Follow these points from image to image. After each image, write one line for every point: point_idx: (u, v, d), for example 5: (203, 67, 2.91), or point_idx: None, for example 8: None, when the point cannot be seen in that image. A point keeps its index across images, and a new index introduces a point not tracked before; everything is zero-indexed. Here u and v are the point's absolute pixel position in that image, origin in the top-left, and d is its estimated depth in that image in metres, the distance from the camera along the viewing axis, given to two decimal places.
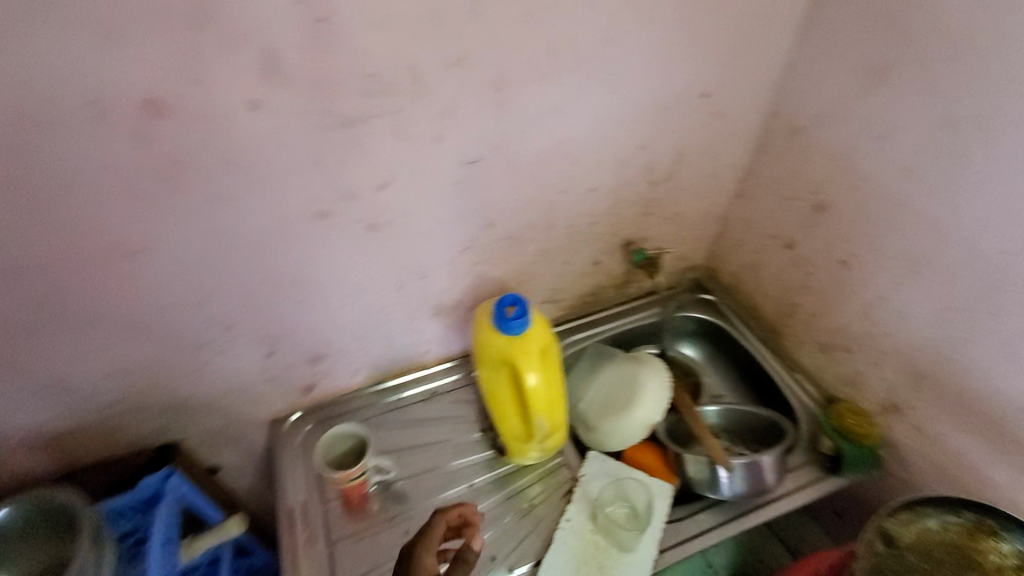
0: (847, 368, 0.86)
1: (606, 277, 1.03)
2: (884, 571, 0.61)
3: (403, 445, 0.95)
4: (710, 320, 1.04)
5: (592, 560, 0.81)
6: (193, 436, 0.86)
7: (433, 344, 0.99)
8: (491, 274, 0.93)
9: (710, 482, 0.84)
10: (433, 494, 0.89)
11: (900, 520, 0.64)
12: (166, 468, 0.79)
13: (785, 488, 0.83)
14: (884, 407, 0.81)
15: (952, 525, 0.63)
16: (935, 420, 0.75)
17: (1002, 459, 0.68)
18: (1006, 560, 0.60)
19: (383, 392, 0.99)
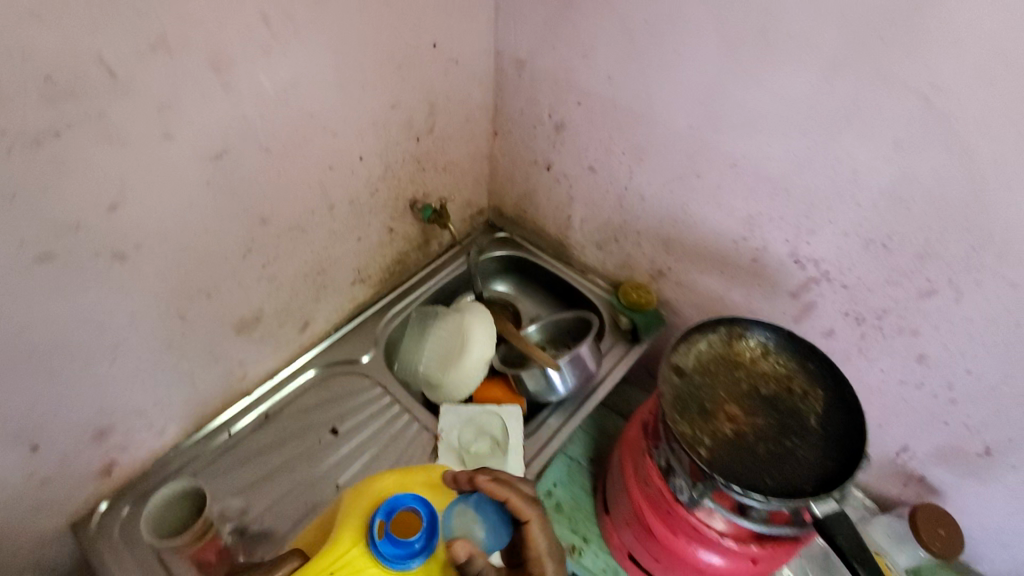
0: (621, 255, 1.02)
1: (405, 242, 1.03)
2: (683, 395, 0.69)
3: (250, 481, 0.82)
4: (509, 253, 1.15)
5: None
6: None
7: (248, 365, 0.87)
8: (286, 274, 0.83)
9: (547, 385, 0.89)
10: (299, 515, 0.80)
11: (681, 351, 0.72)
12: None
13: (607, 368, 0.96)
14: (654, 275, 0.99)
15: (714, 340, 0.73)
16: (688, 272, 0.93)
17: (736, 283, 0.88)
18: (755, 350, 0.73)
19: (210, 434, 0.86)
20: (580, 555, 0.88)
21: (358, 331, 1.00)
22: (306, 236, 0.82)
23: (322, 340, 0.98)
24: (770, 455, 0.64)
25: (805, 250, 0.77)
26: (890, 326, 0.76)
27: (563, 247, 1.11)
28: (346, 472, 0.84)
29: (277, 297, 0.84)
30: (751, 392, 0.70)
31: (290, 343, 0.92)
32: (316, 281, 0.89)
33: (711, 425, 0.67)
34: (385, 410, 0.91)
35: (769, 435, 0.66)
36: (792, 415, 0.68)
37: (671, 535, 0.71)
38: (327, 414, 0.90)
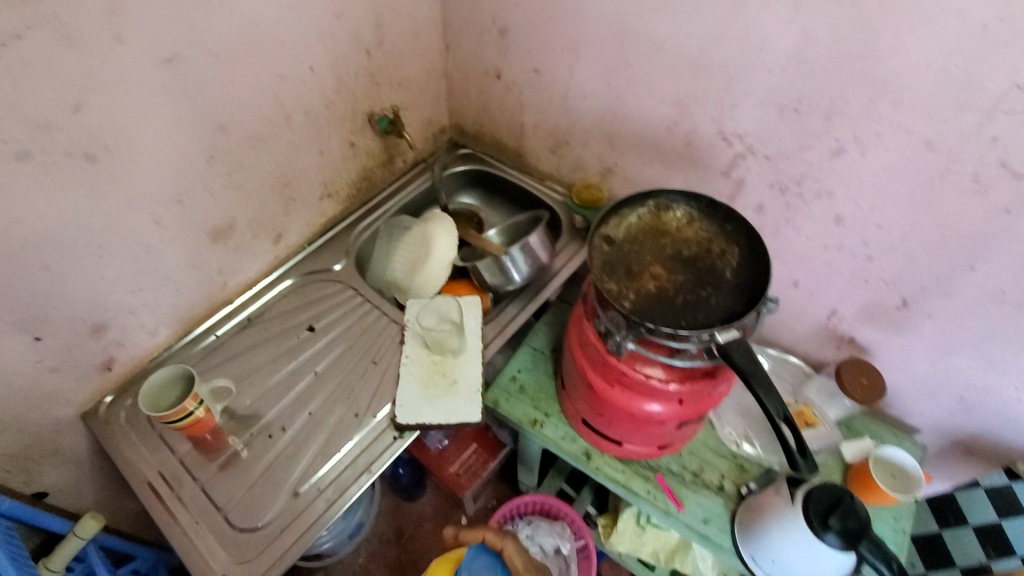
0: (573, 157, 1.07)
1: (369, 158, 1.09)
2: (612, 261, 0.76)
3: (238, 374, 0.92)
4: (471, 166, 1.21)
5: (436, 372, 0.89)
6: None
7: (228, 274, 0.95)
8: (253, 184, 0.90)
9: (503, 276, 0.97)
10: (283, 397, 0.90)
11: (612, 224, 0.79)
12: None
13: (561, 262, 1.05)
14: (603, 174, 1.05)
15: (643, 214, 0.80)
16: (632, 165, 0.99)
17: (674, 170, 0.94)
18: (681, 220, 0.79)
19: (199, 337, 0.95)
20: (542, 426, 0.98)
21: (331, 244, 1.08)
22: (267, 146, 0.88)
23: (297, 253, 1.05)
24: (687, 303, 0.72)
25: (729, 126, 0.82)
26: (809, 191, 0.81)
27: (521, 158, 1.17)
28: (323, 361, 0.93)
29: (247, 208, 0.91)
30: (675, 256, 0.77)
31: (266, 254, 1.00)
32: (283, 193, 0.96)
33: (635, 284, 0.74)
34: (356, 309, 1.00)
35: (688, 289, 0.73)
36: (710, 271, 0.75)
37: (613, 388, 0.79)
38: (304, 316, 0.99)
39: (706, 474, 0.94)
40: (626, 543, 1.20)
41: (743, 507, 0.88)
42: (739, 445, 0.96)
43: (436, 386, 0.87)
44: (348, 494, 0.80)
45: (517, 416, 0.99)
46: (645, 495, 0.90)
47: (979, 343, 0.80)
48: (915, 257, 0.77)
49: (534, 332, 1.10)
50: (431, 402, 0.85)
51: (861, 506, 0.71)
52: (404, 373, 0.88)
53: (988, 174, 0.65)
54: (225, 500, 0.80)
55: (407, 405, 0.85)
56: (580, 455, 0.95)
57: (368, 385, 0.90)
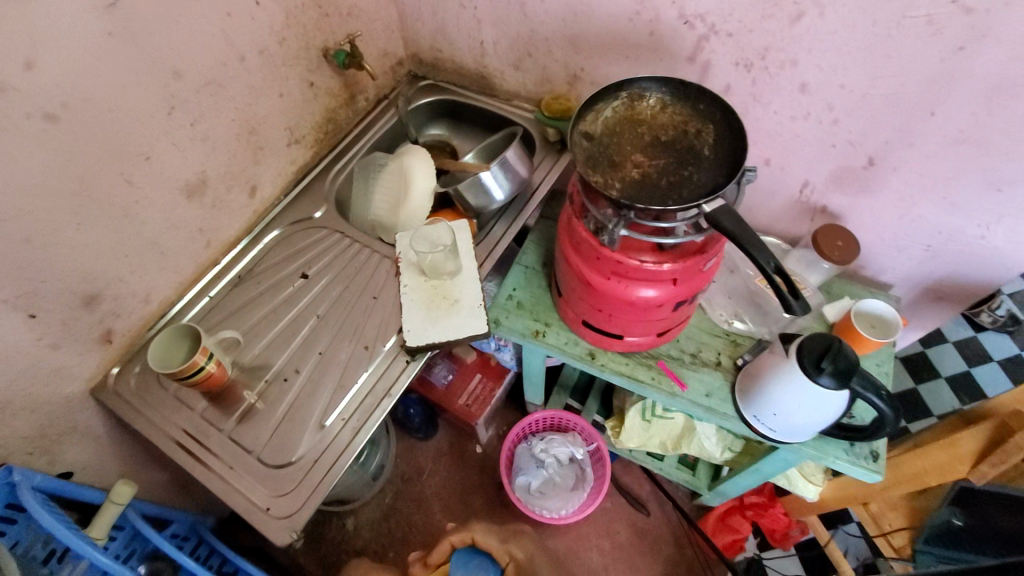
0: (537, 69, 1.06)
1: (330, 98, 1.06)
2: (594, 154, 0.78)
3: (240, 329, 0.92)
4: (435, 96, 1.20)
5: (437, 295, 0.91)
6: (15, 445, 0.76)
7: (210, 232, 0.93)
8: (218, 135, 0.87)
9: (487, 196, 0.97)
10: (290, 343, 0.91)
11: (588, 120, 0.80)
12: (2, 466, 0.72)
13: (540, 177, 1.06)
14: (570, 82, 1.05)
15: (617, 107, 0.81)
16: (598, 67, 0.99)
17: (640, 64, 0.94)
18: (654, 108, 0.81)
19: (193, 300, 0.94)
20: (545, 336, 1.02)
21: (307, 192, 1.06)
22: (225, 92, 0.85)
23: (275, 205, 1.04)
24: (671, 184, 0.74)
25: (690, 8, 0.83)
26: (774, 63, 0.83)
27: (484, 80, 1.16)
28: (323, 303, 0.94)
29: (218, 161, 0.89)
30: (654, 142, 0.79)
31: (244, 209, 0.98)
32: (251, 142, 0.93)
33: (620, 173, 0.76)
34: (346, 251, 1.00)
35: (670, 171, 0.76)
36: (689, 151, 0.77)
37: (610, 280, 0.83)
38: (295, 264, 0.98)
39: (704, 354, 1.00)
40: (636, 438, 1.29)
41: (741, 376, 0.94)
42: (731, 323, 1.02)
43: (438, 308, 0.89)
44: (373, 419, 0.83)
45: (519, 330, 1.02)
46: (650, 381, 0.97)
47: (942, 187, 0.86)
48: (878, 113, 0.81)
49: (524, 251, 1.13)
50: (437, 323, 0.88)
51: (850, 348, 0.78)
52: (406, 301, 0.90)
53: (942, 15, 0.68)
54: (255, 444, 0.82)
55: (415, 329, 0.87)
56: (584, 356, 1.00)
57: (372, 319, 0.91)
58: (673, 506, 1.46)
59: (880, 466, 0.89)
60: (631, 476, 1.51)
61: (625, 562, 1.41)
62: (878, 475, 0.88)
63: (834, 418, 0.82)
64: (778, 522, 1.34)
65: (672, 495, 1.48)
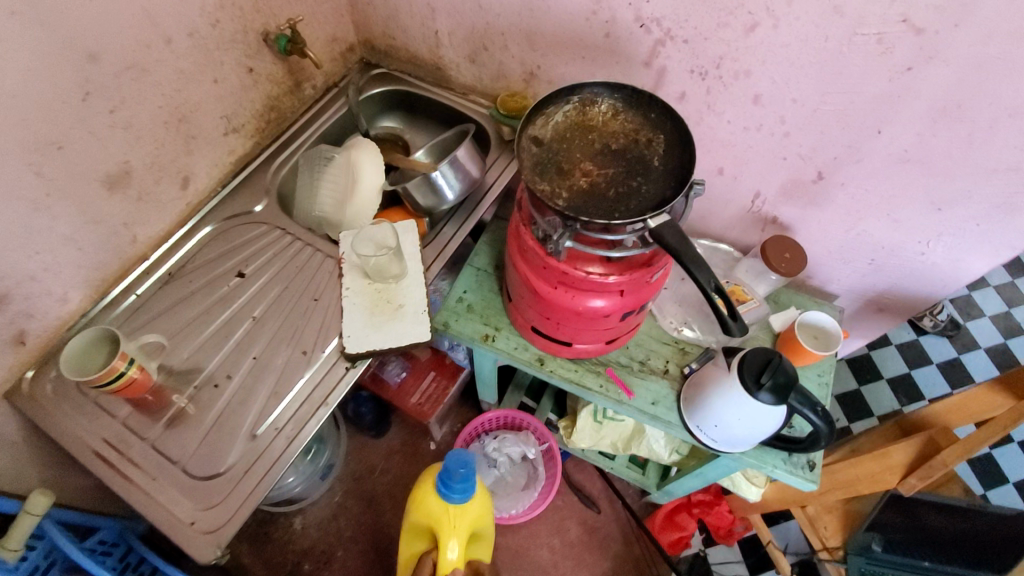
0: (494, 64, 1.03)
1: (272, 84, 1.00)
2: (544, 161, 0.75)
3: (169, 331, 0.86)
4: (388, 86, 1.15)
5: (380, 299, 0.87)
6: None
7: (137, 226, 0.87)
8: (145, 123, 0.81)
9: (436, 196, 0.94)
10: (223, 346, 0.86)
11: (538, 124, 0.77)
12: None
13: (494, 176, 1.03)
14: (526, 79, 1.02)
15: (569, 111, 0.79)
16: (555, 66, 0.96)
17: (596, 65, 0.92)
18: (606, 114, 0.79)
19: (118, 297, 0.88)
20: (494, 340, 1.01)
21: (246, 184, 1.00)
22: (150, 77, 0.79)
23: (210, 198, 0.98)
24: (618, 195, 0.73)
25: (646, 11, 0.80)
26: (728, 72, 0.82)
27: (439, 72, 1.11)
28: (260, 305, 0.89)
29: (144, 151, 0.82)
30: (603, 150, 0.77)
31: (176, 202, 0.92)
32: (182, 131, 0.87)
33: (568, 181, 0.74)
34: (288, 249, 0.96)
35: (618, 181, 0.74)
36: (638, 161, 0.76)
37: (557, 289, 0.81)
38: (231, 262, 0.93)
39: (652, 361, 1.00)
40: (588, 438, 1.30)
41: (686, 385, 0.95)
42: (680, 330, 1.03)
43: (382, 312, 0.86)
44: (309, 428, 0.79)
45: (468, 334, 1.00)
46: (597, 388, 0.97)
47: (886, 204, 0.87)
48: (828, 128, 0.81)
49: (477, 252, 1.10)
50: (379, 329, 0.84)
51: (788, 362, 0.79)
52: (348, 305, 0.86)
53: (891, 34, 0.68)
54: (181, 454, 0.78)
55: (355, 335, 0.84)
56: (533, 361, 0.99)
57: (312, 322, 0.88)
58: (624, 503, 1.48)
59: (816, 475, 0.91)
60: (583, 474, 1.52)
61: (575, 558, 1.42)
62: (813, 484, 0.90)
63: (774, 429, 0.84)
64: (722, 519, 1.36)
65: (622, 493, 1.50)
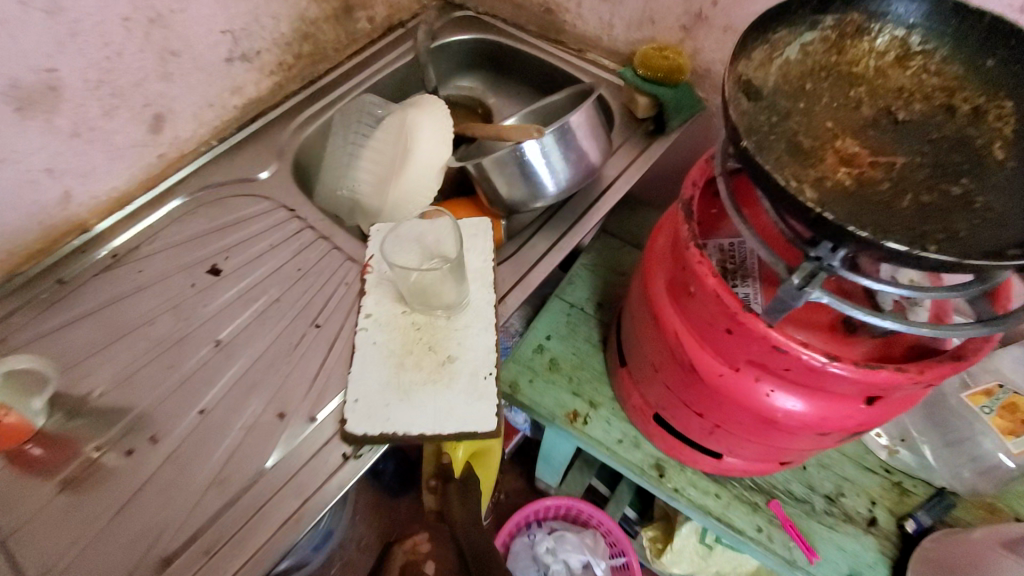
0: (636, 1, 0.68)
1: (310, 2, 0.68)
2: (763, 130, 0.38)
3: (88, 345, 0.55)
4: (472, 34, 0.81)
5: (417, 343, 0.52)
6: None
7: (70, 178, 0.57)
8: (86, 11, 0.51)
9: (529, 187, 0.59)
10: (157, 384, 0.53)
11: (756, 60, 0.40)
12: None
13: (618, 168, 0.67)
14: (686, 26, 0.66)
15: (811, 45, 0.42)
16: (742, 4, 0.61)
17: None
18: (882, 59, 0.42)
19: (32, 283, 0.58)
20: (586, 423, 0.64)
21: (254, 141, 0.69)
22: None
23: (198, 155, 0.67)
24: (925, 209, 0.35)
25: None
26: None
27: (550, 16, 0.77)
28: (232, 325, 0.56)
29: (83, 58, 0.52)
30: (876, 122, 0.40)
31: (141, 151, 0.62)
32: (154, 41, 0.56)
33: (813, 172, 0.37)
34: (290, 242, 0.62)
35: (918, 182, 0.37)
36: (957, 147, 0.38)
37: (739, 374, 0.44)
38: (204, 251, 0.61)
39: (846, 499, 0.61)
40: (687, 564, 0.88)
41: (914, 556, 0.56)
42: (893, 452, 0.63)
43: (416, 367, 0.50)
44: (260, 560, 0.45)
45: (548, 409, 0.65)
46: (754, 536, 0.59)
47: None
48: None
49: (570, 281, 0.75)
50: (408, 397, 0.49)
51: None
52: (364, 347, 0.52)
53: None
54: (38, 571, 0.44)
55: (367, 402, 0.49)
56: (647, 469, 0.62)
57: (306, 363, 0.53)
58: None
59: None
60: None
61: None
62: None
63: None
64: None
65: None
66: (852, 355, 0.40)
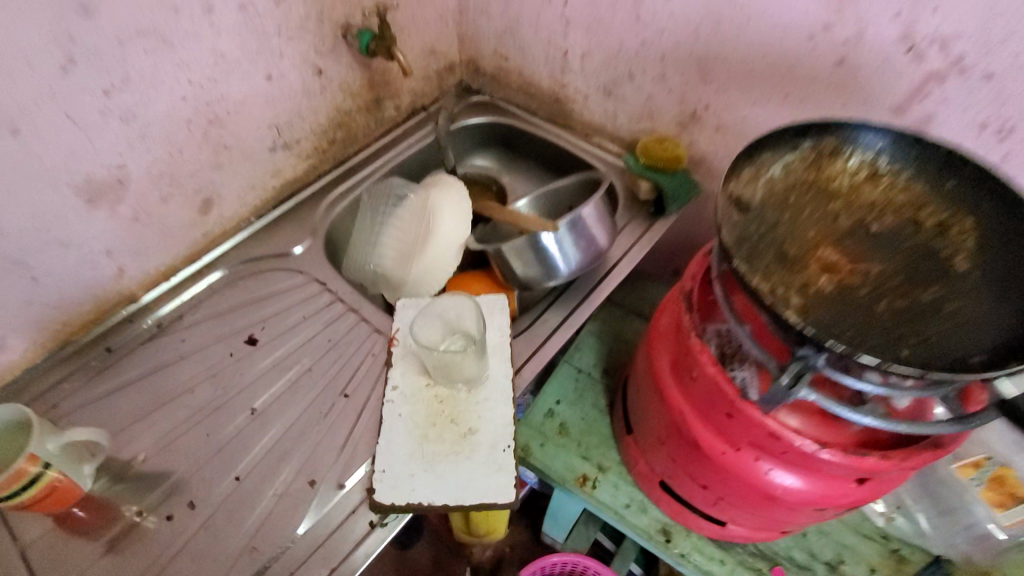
0: (638, 98, 0.76)
1: (345, 96, 0.76)
2: (754, 239, 0.45)
3: (135, 410, 0.59)
4: (487, 119, 0.89)
5: (440, 416, 0.56)
6: None
7: (125, 256, 0.63)
8: (156, 117, 0.57)
9: (544, 269, 0.64)
10: (196, 451, 0.57)
11: (744, 178, 0.46)
12: None
13: (624, 247, 0.72)
14: (684, 122, 0.73)
15: (793, 164, 0.48)
16: (733, 108, 0.68)
17: (803, 108, 0.63)
18: (857, 177, 0.48)
19: (82, 351, 0.63)
20: (595, 487, 0.68)
21: (289, 218, 0.76)
22: (176, 56, 0.56)
23: (239, 230, 0.73)
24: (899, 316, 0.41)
25: (927, 25, 0.51)
26: None
27: (560, 105, 0.85)
28: (267, 394, 0.61)
29: (148, 156, 0.59)
30: (853, 231, 0.47)
31: (188, 229, 0.68)
32: (210, 138, 0.63)
33: (799, 277, 0.43)
34: (321, 314, 0.67)
35: (893, 287, 0.43)
36: (925, 258, 0.44)
37: (740, 452, 0.48)
38: (242, 322, 0.66)
39: (847, 565, 0.64)
40: None
41: None
42: (890, 519, 0.66)
43: (439, 438, 0.55)
44: None
45: (560, 473, 0.68)
46: None
47: None
48: None
49: (578, 347, 0.79)
50: (432, 467, 0.53)
51: None
52: (392, 418, 0.56)
53: None
54: None
55: (394, 472, 0.53)
56: (654, 534, 0.65)
57: (335, 431, 0.58)
58: None
59: None
60: None
61: None
62: None
63: None
64: None
65: None
66: (842, 439, 0.44)
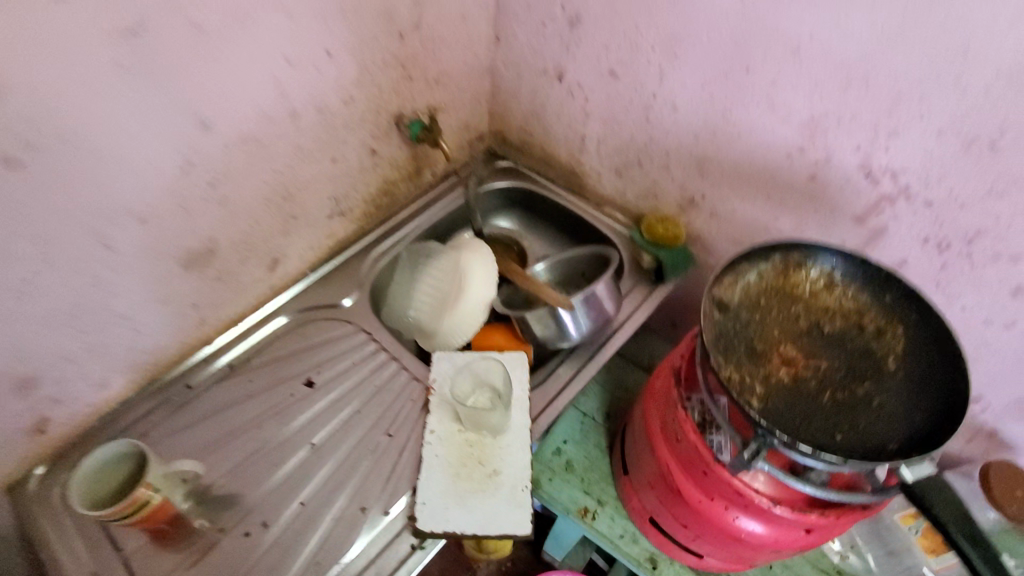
0: (644, 181, 0.88)
1: (392, 169, 0.88)
2: (730, 335, 0.57)
3: (213, 441, 0.71)
4: (511, 184, 1.01)
5: (469, 458, 0.68)
6: None
7: (208, 308, 0.75)
8: (244, 198, 0.70)
9: (558, 332, 0.76)
10: (266, 478, 0.69)
11: (726, 284, 0.58)
12: None
13: (627, 311, 0.84)
14: (682, 206, 0.85)
15: (766, 271, 0.60)
16: (724, 199, 0.80)
17: (782, 208, 0.75)
18: (816, 285, 0.60)
19: (167, 386, 0.75)
20: (594, 518, 0.79)
21: (339, 272, 0.87)
22: (265, 150, 0.68)
23: (296, 282, 0.85)
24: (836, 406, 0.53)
25: (879, 159, 0.63)
26: (981, 252, 0.62)
27: (575, 177, 0.97)
28: (323, 431, 0.72)
29: (235, 229, 0.71)
30: (809, 331, 0.58)
31: (257, 284, 0.80)
32: (283, 211, 0.75)
33: (762, 369, 0.55)
34: (367, 362, 0.79)
35: (837, 381, 0.55)
36: (864, 356, 0.57)
37: (714, 502, 0.59)
38: (301, 366, 0.78)
39: None
40: None
41: None
42: (845, 557, 0.78)
43: (469, 477, 0.67)
44: None
45: (564, 504, 0.80)
46: None
47: None
48: None
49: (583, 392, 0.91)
50: (463, 502, 0.65)
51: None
52: (430, 459, 0.68)
53: None
54: None
55: (432, 504, 0.65)
56: (642, 561, 0.77)
57: (381, 466, 0.69)
58: None
59: None
60: None
61: None
62: None
63: None
64: None
65: None
66: (794, 497, 0.55)
